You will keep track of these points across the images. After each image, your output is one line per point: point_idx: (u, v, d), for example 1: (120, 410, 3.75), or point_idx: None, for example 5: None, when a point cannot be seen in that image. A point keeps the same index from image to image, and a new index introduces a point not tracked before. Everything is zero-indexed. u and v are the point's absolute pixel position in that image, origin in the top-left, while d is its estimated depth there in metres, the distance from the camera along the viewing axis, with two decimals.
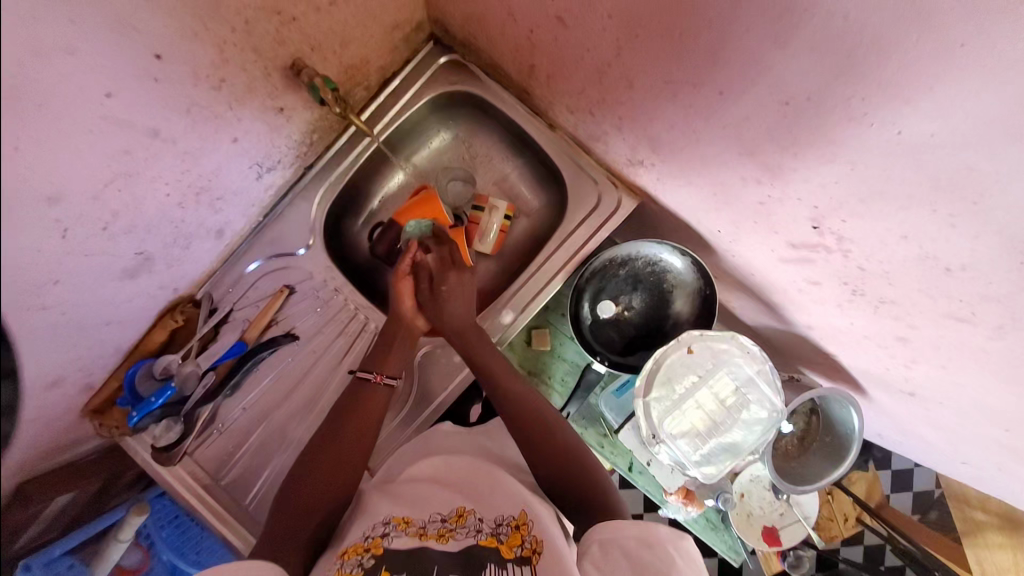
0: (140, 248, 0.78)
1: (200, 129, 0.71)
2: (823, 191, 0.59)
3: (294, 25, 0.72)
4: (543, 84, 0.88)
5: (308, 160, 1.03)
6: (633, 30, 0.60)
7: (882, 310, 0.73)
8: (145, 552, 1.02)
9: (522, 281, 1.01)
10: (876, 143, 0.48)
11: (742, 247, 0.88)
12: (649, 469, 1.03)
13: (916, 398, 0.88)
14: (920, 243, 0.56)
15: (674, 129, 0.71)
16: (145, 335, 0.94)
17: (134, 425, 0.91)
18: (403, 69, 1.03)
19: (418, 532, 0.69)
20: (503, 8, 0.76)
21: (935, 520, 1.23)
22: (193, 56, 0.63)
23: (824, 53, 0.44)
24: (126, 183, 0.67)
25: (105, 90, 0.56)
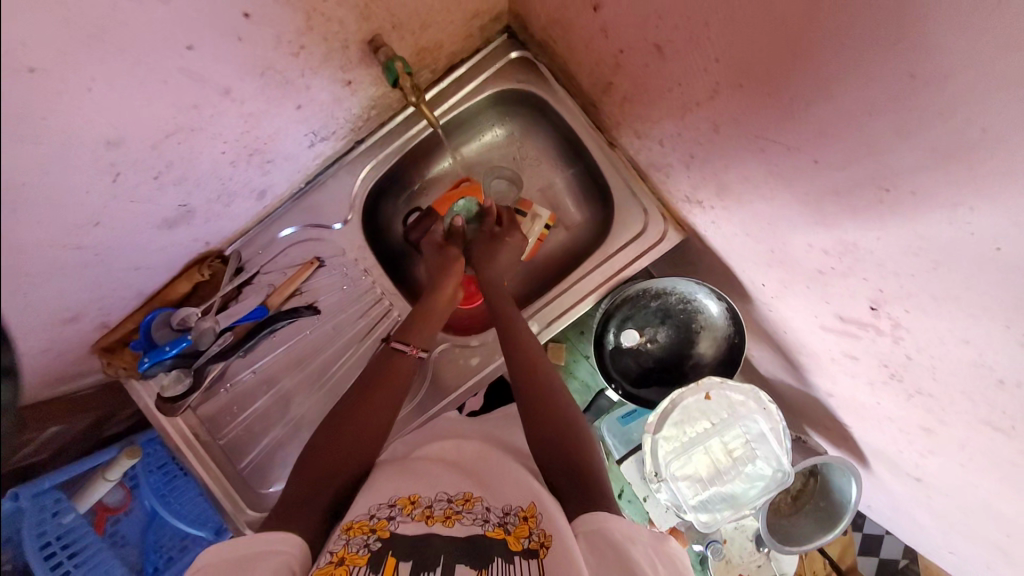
0: (185, 200, 0.76)
1: (269, 93, 0.69)
2: (895, 279, 0.58)
3: (383, 2, 0.69)
4: (616, 104, 0.86)
5: (359, 135, 1.01)
6: (738, 79, 0.58)
7: (915, 399, 0.73)
8: (128, 492, 1.00)
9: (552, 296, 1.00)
10: (971, 251, 0.47)
11: (783, 305, 0.87)
12: (644, 504, 1.03)
13: (921, 484, 0.88)
14: (982, 350, 0.55)
15: (748, 182, 0.69)
16: (168, 284, 0.92)
17: (145, 372, 0.88)
18: (471, 58, 1.00)
19: (424, 514, 0.70)
20: (597, 22, 0.74)
21: None
22: (279, 20, 0.60)
23: (948, 154, 0.43)
24: (187, 137, 0.65)
25: (187, 42, 0.53)
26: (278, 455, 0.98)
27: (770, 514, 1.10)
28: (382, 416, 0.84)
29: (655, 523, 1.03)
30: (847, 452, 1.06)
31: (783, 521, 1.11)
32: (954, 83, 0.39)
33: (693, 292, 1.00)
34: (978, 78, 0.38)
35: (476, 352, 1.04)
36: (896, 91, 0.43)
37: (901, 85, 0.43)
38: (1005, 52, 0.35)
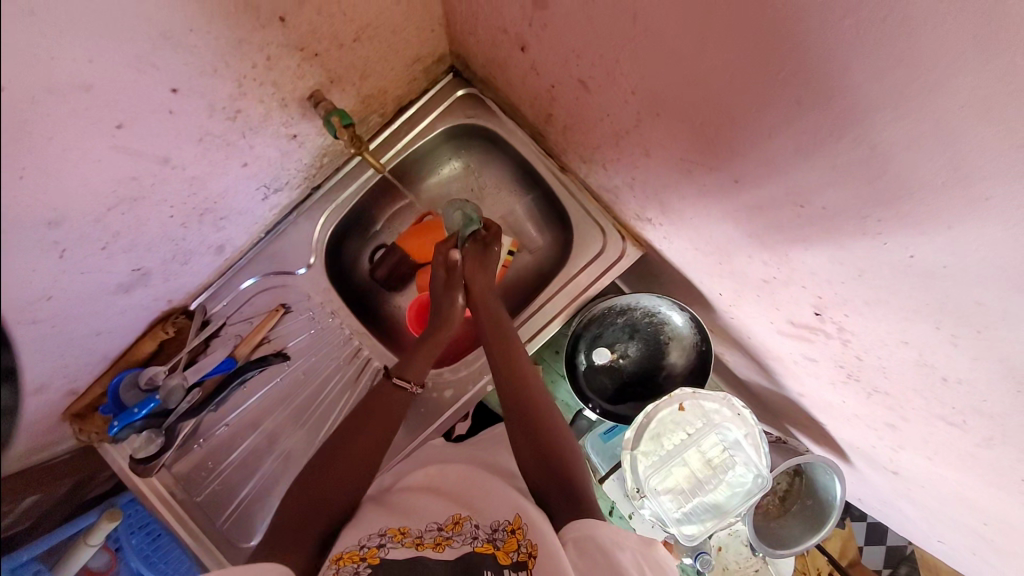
0: (138, 264, 0.77)
1: (211, 156, 0.71)
2: (828, 286, 0.59)
3: (316, 60, 0.72)
4: (559, 132, 0.88)
5: (315, 181, 1.03)
6: (656, 109, 0.60)
7: (874, 397, 0.74)
8: (112, 555, 0.97)
9: (521, 320, 1.01)
10: (886, 258, 0.48)
11: (741, 312, 0.88)
12: (630, 522, 1.02)
13: (898, 477, 0.89)
14: (919, 349, 0.56)
15: (686, 201, 0.71)
16: (133, 344, 0.91)
17: (116, 435, 0.89)
18: (419, 99, 1.03)
19: (415, 541, 0.71)
20: (526, 60, 0.76)
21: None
22: (210, 90, 0.62)
23: (842, 173, 0.45)
24: (131, 207, 0.66)
25: (116, 122, 0.55)
26: (256, 508, 0.97)
27: (759, 518, 1.09)
28: (363, 450, 0.84)
29: (643, 541, 1.00)
30: (829, 450, 1.06)
31: (773, 524, 1.10)
32: (837, 109, 0.41)
33: (657, 305, 1.01)
34: (847, 106, 0.40)
35: (449, 385, 1.03)
36: (790, 118, 0.45)
37: (792, 112, 0.44)
38: (871, 81, 0.37)
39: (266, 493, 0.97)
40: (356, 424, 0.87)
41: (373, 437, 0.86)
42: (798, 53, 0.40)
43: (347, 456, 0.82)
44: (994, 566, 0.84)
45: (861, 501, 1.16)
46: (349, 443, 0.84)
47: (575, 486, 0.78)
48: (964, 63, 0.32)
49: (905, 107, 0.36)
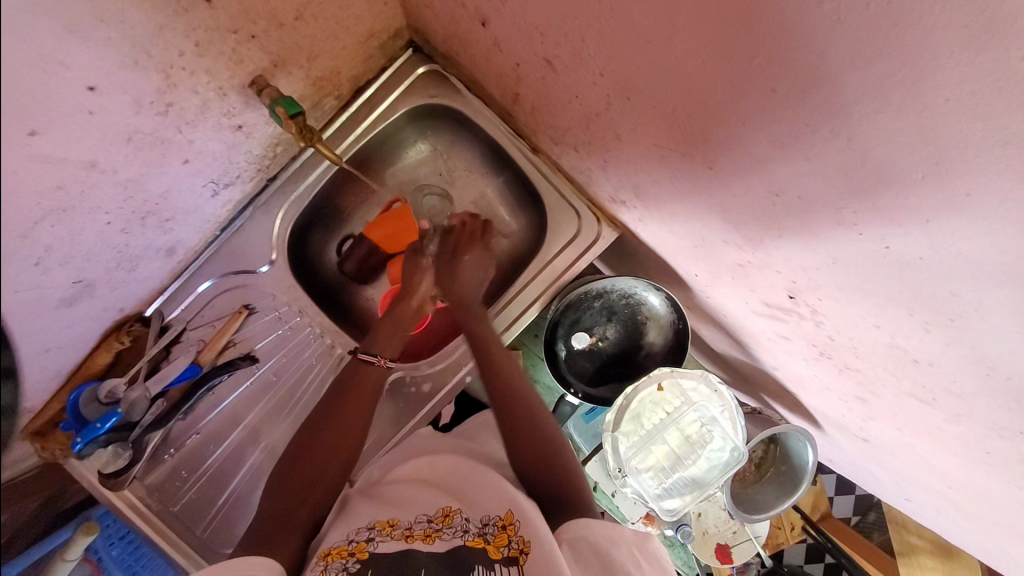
0: (80, 276, 0.71)
1: (145, 155, 0.65)
2: (803, 272, 0.59)
3: (254, 43, 0.66)
4: (527, 112, 0.83)
5: (270, 172, 0.97)
6: (626, 93, 0.56)
7: (846, 373, 0.75)
8: (93, 567, 0.94)
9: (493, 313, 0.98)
10: (862, 249, 0.47)
11: (717, 293, 0.88)
12: (614, 500, 1.04)
13: (868, 443, 0.92)
14: (892, 332, 0.56)
15: (659, 185, 0.69)
16: (87, 357, 0.86)
17: (80, 451, 0.84)
18: (377, 79, 0.97)
19: (404, 534, 0.70)
20: (488, 36, 0.71)
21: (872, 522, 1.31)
22: (134, 84, 0.56)
23: (819, 165, 0.43)
24: (61, 218, 0.60)
25: (29, 128, 0.48)
26: (237, 510, 0.96)
27: (736, 484, 1.14)
28: (344, 450, 0.82)
29: (626, 516, 1.03)
30: (802, 418, 1.09)
31: (749, 490, 1.14)
32: (815, 99, 0.38)
33: (633, 286, 1.00)
34: (833, 92, 0.36)
35: (428, 378, 1.01)
36: (766, 107, 0.42)
37: (767, 102, 0.41)
38: (850, 70, 0.34)
39: (245, 496, 0.96)
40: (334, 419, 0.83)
41: (351, 433, 0.84)
42: (771, 42, 0.37)
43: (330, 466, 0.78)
44: (956, 520, 0.89)
45: (832, 462, 1.21)
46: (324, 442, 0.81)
47: (558, 476, 0.79)
48: (952, 57, 0.29)
49: (887, 98, 0.34)
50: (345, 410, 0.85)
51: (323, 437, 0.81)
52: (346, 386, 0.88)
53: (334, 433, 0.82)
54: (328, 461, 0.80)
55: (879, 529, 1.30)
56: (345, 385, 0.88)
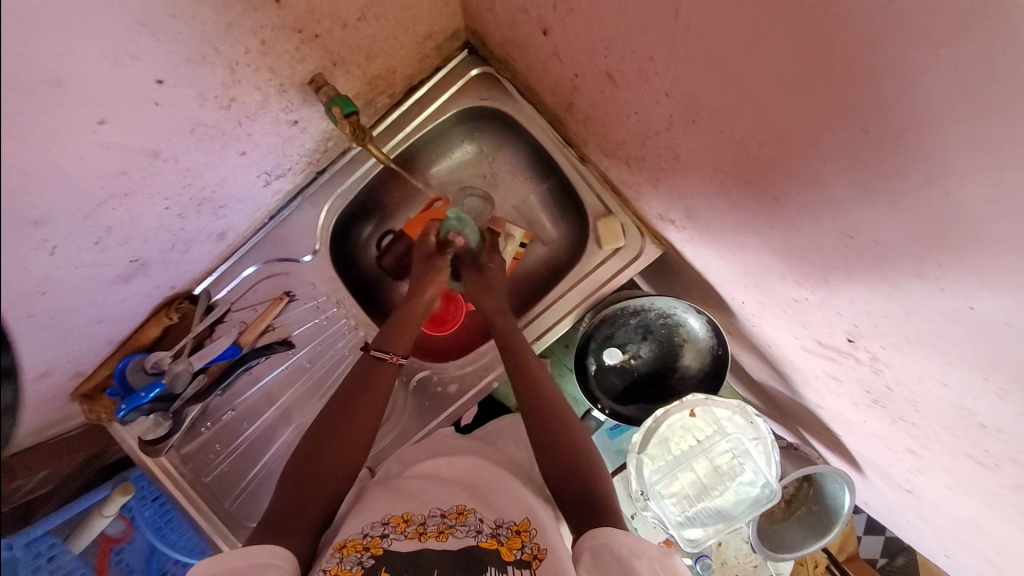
0: (136, 255, 0.74)
1: (205, 147, 0.66)
2: (869, 318, 0.55)
3: (317, 43, 0.66)
4: (580, 122, 0.81)
5: (320, 165, 0.99)
6: (691, 115, 0.53)
7: (899, 424, 0.70)
8: (128, 522, 0.98)
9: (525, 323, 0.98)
10: (941, 305, 0.43)
11: (764, 323, 0.84)
12: (632, 522, 1.01)
13: (911, 496, 0.86)
14: (960, 393, 0.52)
15: (715, 209, 0.66)
16: (138, 329, 0.91)
17: (124, 418, 0.88)
18: (431, 78, 0.96)
19: (417, 531, 0.70)
20: (548, 44, 0.69)
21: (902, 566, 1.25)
22: (201, 79, 0.57)
23: (903, 215, 0.39)
24: (123, 202, 0.62)
25: (98, 117, 0.50)
26: (264, 488, 0.99)
27: (763, 519, 1.09)
28: (360, 442, 0.79)
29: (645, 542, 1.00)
30: (842, 460, 1.03)
31: (776, 526, 1.09)
32: (910, 149, 0.34)
33: (672, 307, 0.97)
34: (935, 143, 0.33)
35: (454, 379, 1.00)
36: (851, 146, 0.39)
37: (855, 141, 0.38)
38: (959, 122, 0.31)
39: (272, 475, 0.99)
40: (350, 419, 0.80)
41: (364, 427, 0.80)
42: (871, 79, 0.34)
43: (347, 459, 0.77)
44: None
45: (866, 505, 1.14)
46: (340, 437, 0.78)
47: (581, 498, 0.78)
48: None
49: (997, 155, 0.30)
50: (355, 413, 0.81)
51: (337, 432, 0.78)
52: (363, 386, 0.84)
53: (348, 427, 0.79)
54: (345, 456, 0.77)
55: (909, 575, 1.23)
56: (361, 384, 0.84)
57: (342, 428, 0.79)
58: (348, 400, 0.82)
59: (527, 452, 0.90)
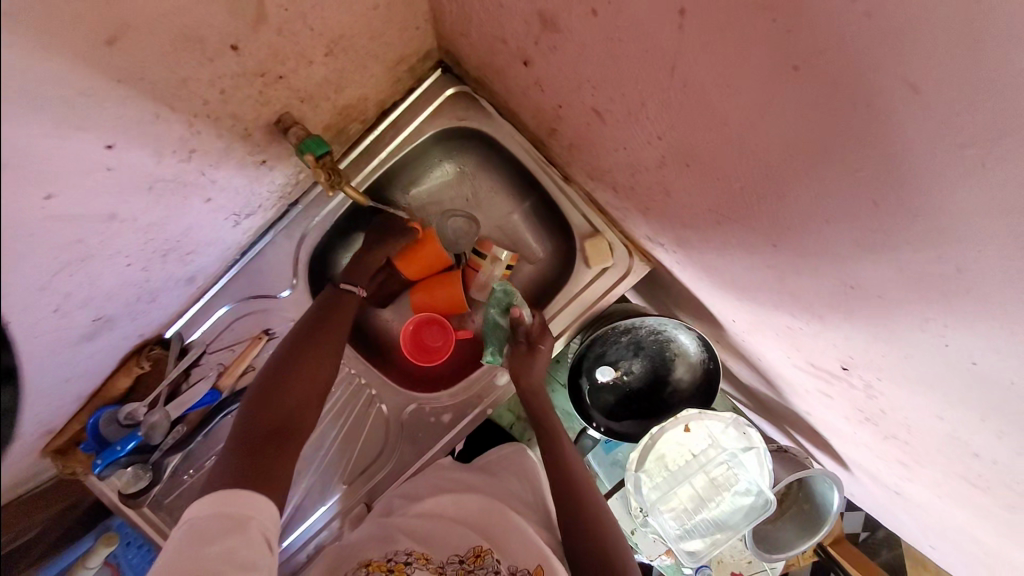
0: (99, 313, 0.68)
1: (167, 200, 0.61)
2: (867, 353, 0.55)
3: (282, 83, 0.62)
4: (565, 148, 0.79)
5: (292, 196, 0.94)
6: (684, 159, 0.52)
7: (889, 439, 0.71)
8: (113, 569, 0.95)
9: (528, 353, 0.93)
10: (943, 355, 0.43)
11: (755, 340, 0.84)
12: (633, 537, 1.02)
13: (900, 496, 0.88)
14: (954, 425, 0.52)
15: (708, 240, 0.64)
16: (107, 380, 0.84)
17: (100, 473, 0.85)
18: (405, 99, 0.92)
19: (437, 570, 0.72)
20: (530, 75, 0.66)
21: (882, 538, 1.31)
22: (158, 136, 0.52)
23: (912, 279, 0.38)
24: (81, 268, 0.57)
25: (45, 191, 0.45)
26: None
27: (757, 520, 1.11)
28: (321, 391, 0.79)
29: (644, 553, 1.02)
30: (830, 460, 1.05)
31: (770, 525, 1.11)
32: (923, 227, 0.33)
33: (663, 324, 0.95)
34: (954, 226, 0.31)
35: (448, 409, 0.98)
36: (857, 211, 0.37)
37: (863, 209, 0.37)
38: (978, 215, 0.30)
39: None
40: (312, 358, 0.80)
41: None
42: (885, 162, 0.32)
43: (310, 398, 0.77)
44: None
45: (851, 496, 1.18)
46: (301, 372, 0.77)
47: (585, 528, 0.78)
48: None
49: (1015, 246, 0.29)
50: (310, 352, 0.80)
51: (297, 369, 0.78)
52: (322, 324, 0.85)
53: (309, 366, 0.79)
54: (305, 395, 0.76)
55: (889, 545, 1.30)
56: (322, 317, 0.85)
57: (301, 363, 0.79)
58: (307, 340, 0.82)
59: (533, 484, 0.90)
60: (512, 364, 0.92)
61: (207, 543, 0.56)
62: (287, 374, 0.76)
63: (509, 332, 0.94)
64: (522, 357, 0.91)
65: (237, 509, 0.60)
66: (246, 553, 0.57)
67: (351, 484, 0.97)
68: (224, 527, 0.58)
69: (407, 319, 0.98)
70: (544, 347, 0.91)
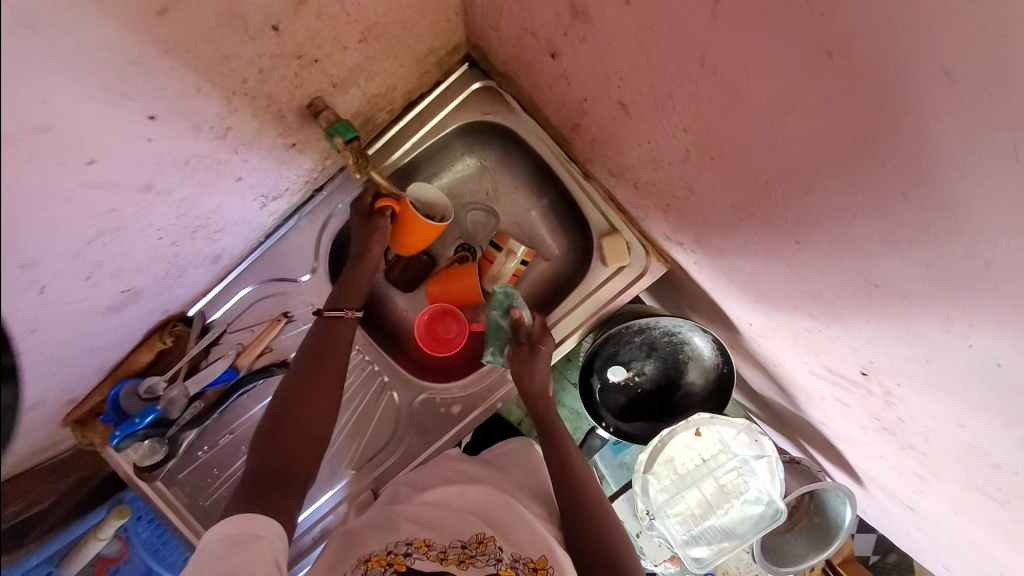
0: (128, 285, 0.70)
1: (200, 176, 0.63)
2: (887, 357, 0.54)
3: (316, 67, 0.63)
4: (588, 144, 0.79)
5: (317, 182, 0.96)
6: (709, 152, 0.52)
7: (907, 451, 0.70)
8: (124, 542, 0.98)
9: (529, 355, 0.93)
10: (966, 358, 0.43)
11: (771, 345, 0.83)
12: (637, 540, 1.01)
13: (914, 512, 0.86)
14: (976, 435, 0.51)
15: (728, 238, 0.64)
16: (130, 354, 0.87)
17: (118, 444, 0.86)
18: (431, 91, 0.93)
19: (438, 557, 0.71)
20: (557, 68, 0.67)
21: (894, 562, 1.27)
22: (197, 111, 0.55)
23: (939, 275, 0.38)
24: (115, 237, 0.59)
25: (87, 158, 0.47)
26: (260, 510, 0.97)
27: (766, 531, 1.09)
28: (326, 429, 0.75)
29: (649, 559, 1.00)
30: (844, 474, 1.03)
31: (778, 538, 1.09)
32: (950, 221, 0.33)
33: (679, 326, 0.95)
34: (983, 217, 0.31)
35: (458, 400, 0.99)
36: (882, 204, 0.37)
37: (890, 201, 0.36)
38: (1008, 208, 0.29)
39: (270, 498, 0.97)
40: (317, 397, 0.75)
41: None
42: (916, 152, 0.32)
43: (311, 430, 0.73)
44: None
45: (864, 513, 1.15)
46: (302, 412, 0.73)
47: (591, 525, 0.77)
48: None
49: None
50: (314, 382, 0.76)
51: (298, 410, 0.73)
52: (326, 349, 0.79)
53: (311, 407, 0.74)
54: (304, 438, 0.72)
55: (901, 569, 1.26)
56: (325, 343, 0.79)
57: (302, 401, 0.74)
58: (310, 373, 0.76)
59: (538, 478, 0.90)
60: (515, 366, 0.92)
61: (215, 563, 0.55)
62: (289, 420, 0.72)
63: (510, 333, 0.95)
64: (524, 359, 0.91)
65: (245, 530, 0.59)
66: (253, 568, 0.55)
67: (359, 470, 0.98)
68: (230, 545, 0.57)
69: (422, 309, 0.98)
70: (545, 348, 0.92)
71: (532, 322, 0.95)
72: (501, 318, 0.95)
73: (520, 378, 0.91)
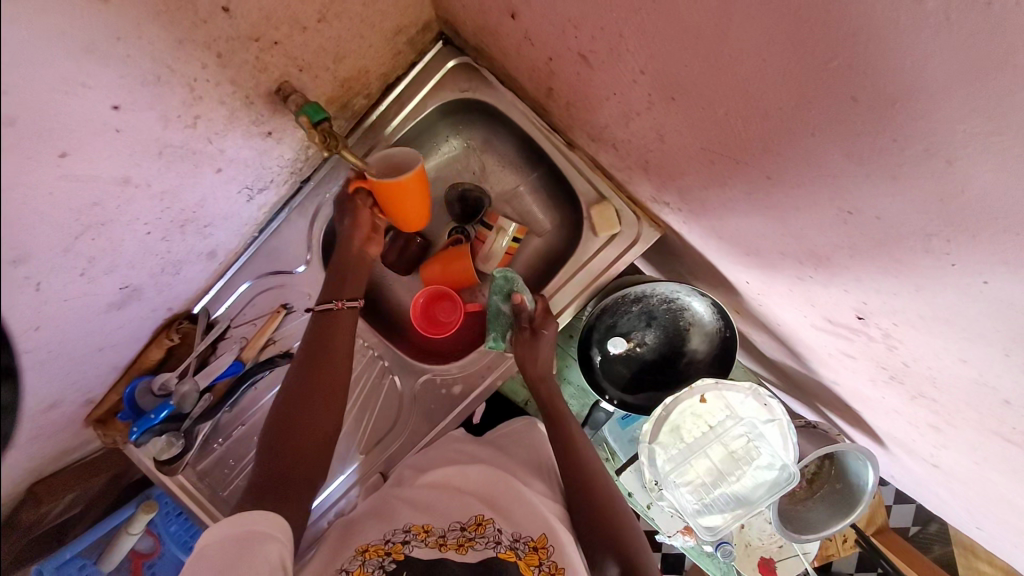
0: (126, 282, 0.72)
1: (178, 167, 0.65)
2: (879, 295, 0.51)
3: (277, 49, 0.65)
4: (562, 107, 0.78)
5: (303, 174, 0.97)
6: (669, 93, 0.51)
7: (918, 400, 0.66)
8: (157, 537, 1.01)
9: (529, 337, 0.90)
10: (952, 281, 0.40)
11: (771, 303, 0.79)
12: (649, 512, 1.02)
13: (938, 470, 0.81)
14: (981, 369, 0.48)
15: (708, 189, 0.62)
16: (142, 351, 0.90)
17: (136, 441, 0.89)
18: (408, 73, 0.93)
19: (438, 542, 0.71)
20: (518, 29, 0.66)
21: (935, 532, 1.20)
22: (161, 101, 0.56)
23: (906, 186, 0.36)
24: (102, 231, 0.61)
25: (59, 150, 0.49)
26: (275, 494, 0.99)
27: (784, 500, 1.05)
28: (325, 407, 0.76)
29: (662, 529, 1.02)
30: (865, 436, 0.97)
31: (799, 506, 1.04)
32: (900, 118, 0.32)
33: (675, 291, 0.93)
34: (923, 104, 0.30)
35: (458, 380, 0.98)
36: (838, 116, 0.36)
37: (844, 109, 0.35)
38: (952, 86, 0.28)
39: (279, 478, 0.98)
40: (319, 375, 0.77)
41: None
42: (854, 41, 0.31)
43: (312, 405, 0.75)
44: None
45: (893, 479, 1.09)
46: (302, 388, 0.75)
47: None
48: None
49: (987, 114, 0.27)
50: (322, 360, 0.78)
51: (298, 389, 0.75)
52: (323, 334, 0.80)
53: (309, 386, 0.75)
54: (304, 412, 0.74)
55: (943, 541, 1.19)
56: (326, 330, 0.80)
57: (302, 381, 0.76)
58: (309, 358, 0.78)
59: (539, 456, 0.89)
60: (518, 351, 0.91)
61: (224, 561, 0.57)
62: (298, 401, 0.74)
63: (511, 318, 0.94)
64: (525, 343, 0.90)
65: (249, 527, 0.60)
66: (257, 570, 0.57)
67: (368, 454, 0.98)
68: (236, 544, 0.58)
69: (418, 292, 0.96)
70: (547, 333, 0.89)
71: (535, 306, 0.93)
72: (501, 302, 0.94)
73: (522, 362, 0.91)
